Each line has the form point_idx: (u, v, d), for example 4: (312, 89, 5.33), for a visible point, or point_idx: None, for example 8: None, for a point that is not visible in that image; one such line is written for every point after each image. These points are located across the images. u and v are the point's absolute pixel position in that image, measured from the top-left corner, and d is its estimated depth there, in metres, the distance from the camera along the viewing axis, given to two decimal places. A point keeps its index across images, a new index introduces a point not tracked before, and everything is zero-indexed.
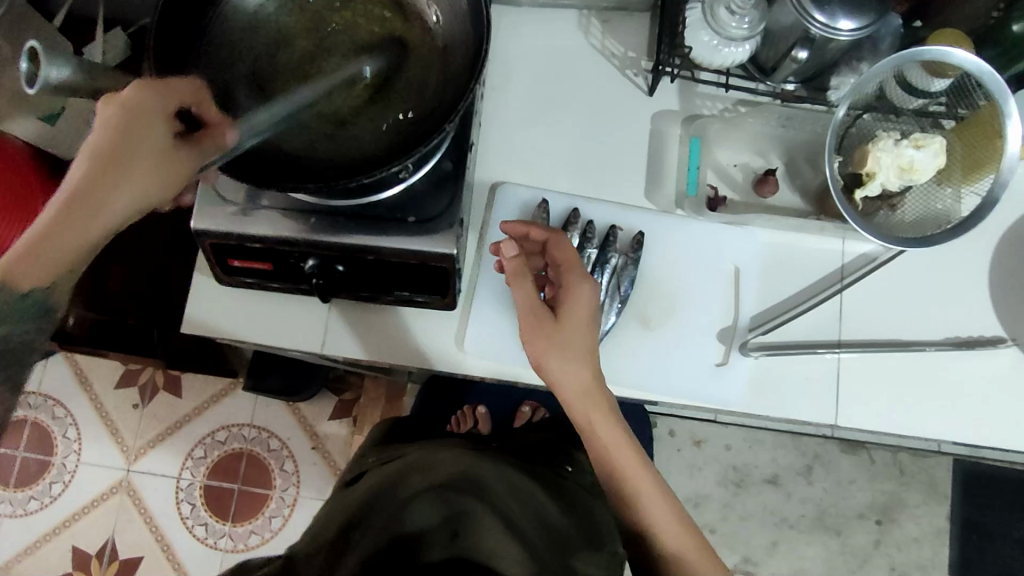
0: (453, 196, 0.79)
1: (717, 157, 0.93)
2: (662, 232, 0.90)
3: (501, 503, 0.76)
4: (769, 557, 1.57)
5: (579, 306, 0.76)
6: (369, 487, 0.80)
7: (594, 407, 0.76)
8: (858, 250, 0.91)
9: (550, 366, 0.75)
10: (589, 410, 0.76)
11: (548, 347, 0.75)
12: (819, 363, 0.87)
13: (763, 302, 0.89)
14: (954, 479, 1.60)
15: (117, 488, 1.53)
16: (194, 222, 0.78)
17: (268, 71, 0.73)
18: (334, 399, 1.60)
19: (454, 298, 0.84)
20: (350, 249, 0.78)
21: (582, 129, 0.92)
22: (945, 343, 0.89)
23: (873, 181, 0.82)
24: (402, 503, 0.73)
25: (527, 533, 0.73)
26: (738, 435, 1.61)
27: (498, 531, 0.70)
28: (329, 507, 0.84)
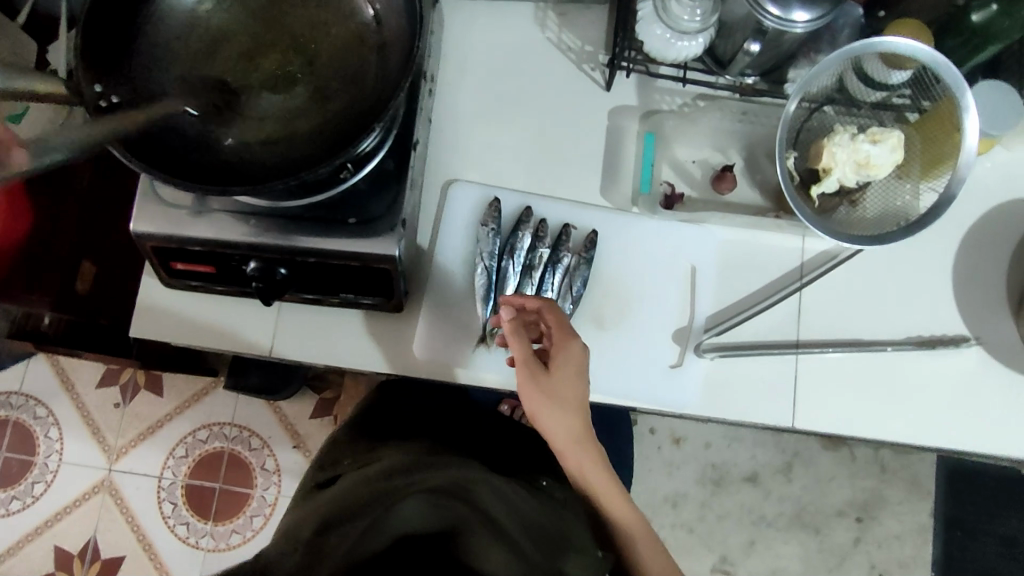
0: (396, 196, 0.77)
1: (675, 153, 0.91)
2: (618, 231, 0.88)
3: (497, 507, 0.66)
4: (746, 556, 1.56)
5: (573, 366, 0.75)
6: (351, 485, 0.69)
7: (586, 455, 0.76)
8: (819, 248, 0.89)
9: (541, 416, 0.75)
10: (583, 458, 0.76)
11: (549, 408, 0.75)
12: (779, 364, 0.85)
13: (720, 302, 0.87)
14: (937, 475, 1.59)
15: (99, 488, 1.52)
16: (136, 224, 0.77)
17: (201, 71, 0.72)
18: (313, 398, 1.59)
19: (401, 303, 0.83)
20: (292, 250, 0.76)
21: (539, 125, 0.90)
22: (906, 342, 0.87)
23: (829, 177, 0.80)
24: (391, 500, 0.63)
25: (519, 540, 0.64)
26: (718, 432, 1.60)
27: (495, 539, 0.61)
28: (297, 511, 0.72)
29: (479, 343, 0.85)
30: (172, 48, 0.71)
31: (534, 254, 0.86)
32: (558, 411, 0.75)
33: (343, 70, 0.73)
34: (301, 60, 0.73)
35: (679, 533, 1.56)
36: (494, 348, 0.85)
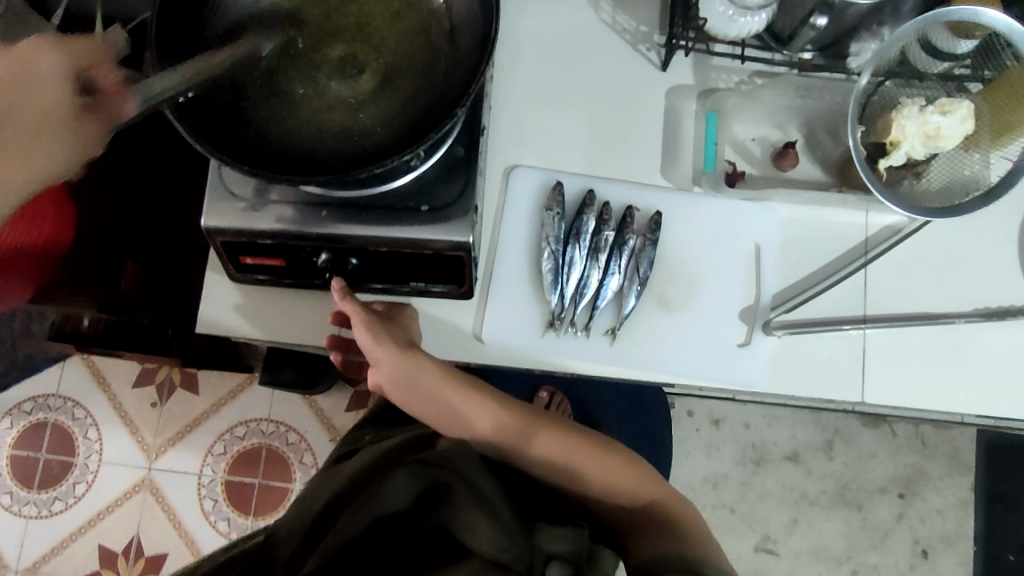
0: (466, 181, 0.77)
1: (734, 132, 0.90)
2: (680, 212, 0.88)
3: (486, 481, 0.67)
4: (789, 534, 1.56)
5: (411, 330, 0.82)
6: (362, 464, 0.76)
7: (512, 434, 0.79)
8: (882, 222, 0.88)
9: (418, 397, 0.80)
10: (535, 436, 0.78)
11: (410, 394, 0.80)
12: (843, 339, 0.85)
13: (785, 279, 0.87)
14: (978, 450, 1.58)
15: (139, 486, 1.54)
16: (204, 220, 0.77)
17: (270, 62, 0.71)
18: (350, 391, 1.59)
19: (471, 287, 0.83)
20: (364, 241, 0.76)
21: (592, 108, 0.89)
22: (974, 313, 0.86)
23: (898, 150, 0.80)
24: (377, 482, 0.69)
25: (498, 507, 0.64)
26: (757, 412, 1.60)
27: (475, 510, 0.62)
28: (322, 477, 0.82)
29: (546, 329, 0.85)
30: (240, 40, 0.71)
31: (600, 237, 0.87)
32: (431, 390, 0.80)
33: (410, 57, 0.73)
34: (368, 48, 0.73)
35: (720, 513, 1.56)
36: (562, 333, 0.85)
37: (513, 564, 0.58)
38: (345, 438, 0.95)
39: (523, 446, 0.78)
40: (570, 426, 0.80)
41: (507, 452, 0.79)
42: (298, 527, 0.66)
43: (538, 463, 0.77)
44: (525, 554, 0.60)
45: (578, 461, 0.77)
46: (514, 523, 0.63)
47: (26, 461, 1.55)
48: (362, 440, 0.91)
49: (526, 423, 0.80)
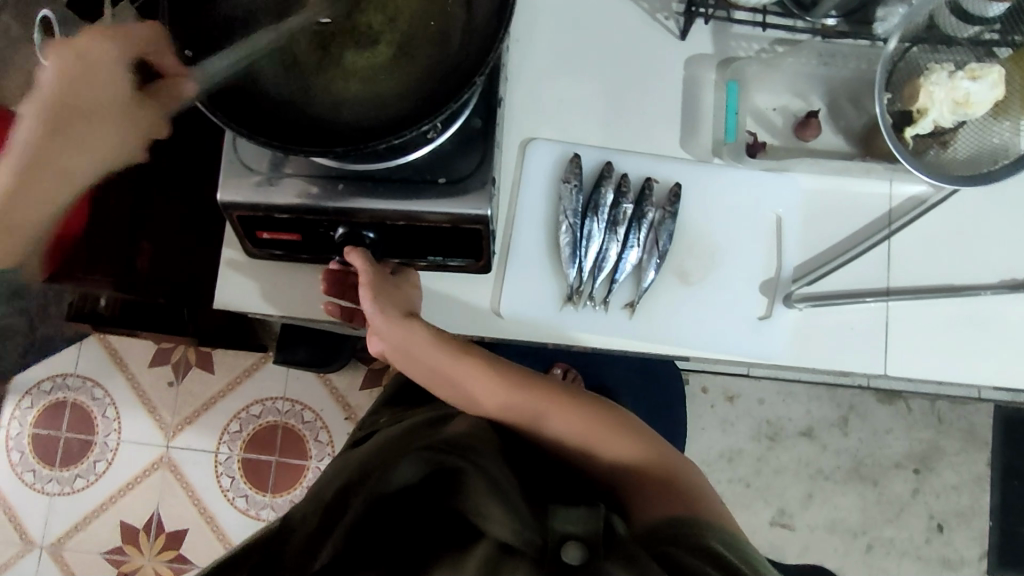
0: (483, 153, 0.76)
1: (755, 102, 0.89)
2: (699, 183, 0.86)
3: (497, 469, 0.69)
4: (804, 510, 1.56)
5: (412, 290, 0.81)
6: (372, 449, 0.76)
7: (520, 412, 0.78)
8: (906, 192, 0.86)
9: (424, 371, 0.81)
10: (534, 406, 0.77)
11: (412, 363, 0.80)
12: (866, 311, 0.84)
13: (807, 252, 0.86)
14: (995, 425, 1.57)
15: (158, 464, 1.56)
16: (221, 195, 0.76)
17: (282, 33, 0.70)
18: (363, 368, 1.60)
19: (489, 261, 0.82)
20: (381, 214, 0.75)
21: (609, 79, 0.88)
22: (998, 285, 0.85)
23: (925, 118, 0.78)
24: (387, 467, 0.69)
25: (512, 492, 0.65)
26: (771, 389, 1.59)
27: (487, 494, 0.63)
28: (336, 461, 0.82)
29: (565, 303, 0.85)
30: (252, 10, 0.69)
31: (618, 210, 0.86)
32: (433, 361, 0.79)
33: (425, 26, 0.72)
34: (381, 18, 0.71)
35: (734, 489, 1.57)
36: (580, 307, 0.85)
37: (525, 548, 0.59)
38: (366, 418, 0.95)
39: (526, 415, 0.78)
40: (571, 397, 0.78)
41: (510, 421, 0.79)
42: (314, 510, 0.65)
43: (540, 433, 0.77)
44: (538, 537, 0.60)
45: (579, 432, 0.76)
46: (526, 509, 0.63)
47: (47, 440, 1.57)
48: (381, 421, 0.91)
49: (527, 392, 0.78)
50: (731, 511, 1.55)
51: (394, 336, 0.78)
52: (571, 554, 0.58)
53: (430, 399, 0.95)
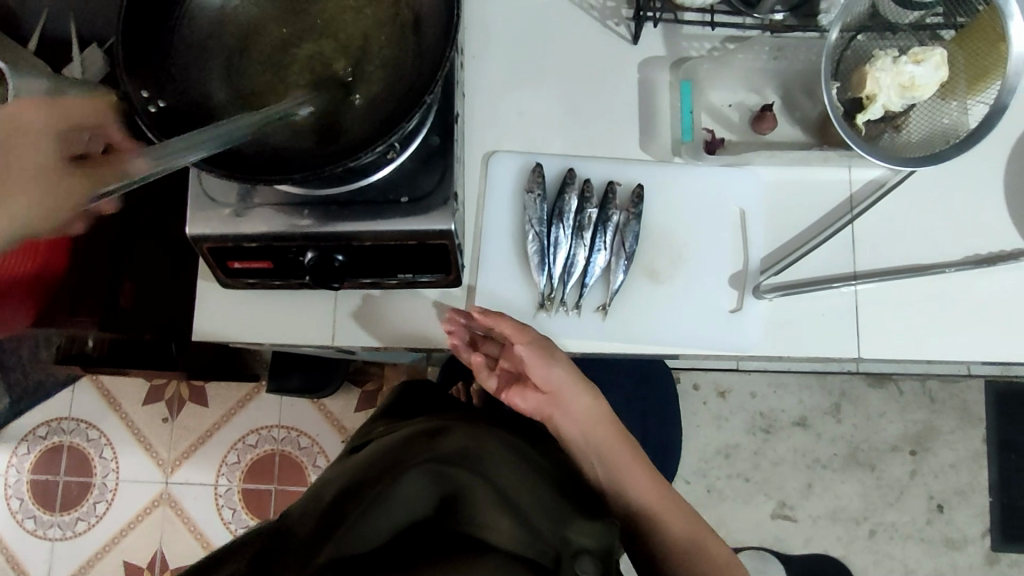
0: (444, 170, 0.77)
1: (710, 99, 0.90)
2: (661, 183, 0.88)
3: (503, 476, 0.68)
4: (805, 499, 1.57)
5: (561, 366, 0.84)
6: (371, 454, 0.74)
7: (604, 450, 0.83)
8: (865, 177, 0.88)
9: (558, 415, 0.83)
10: (607, 446, 0.83)
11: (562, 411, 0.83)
12: (837, 297, 0.85)
13: (773, 243, 0.87)
14: (987, 401, 1.58)
15: (158, 501, 1.56)
16: (190, 229, 0.77)
17: (239, 68, 0.72)
18: (356, 391, 1.61)
19: (458, 275, 0.83)
20: (347, 235, 0.76)
21: (567, 88, 0.89)
22: (965, 262, 0.86)
23: (874, 104, 0.79)
24: (392, 472, 0.67)
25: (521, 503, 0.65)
26: (762, 381, 1.60)
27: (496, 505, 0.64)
28: (327, 471, 0.78)
29: (538, 310, 0.85)
30: (207, 46, 0.71)
31: (583, 215, 0.88)
32: (572, 392, 0.82)
33: (379, 51, 0.73)
34: (335, 45, 0.73)
35: (734, 483, 1.57)
36: (554, 313, 0.86)
37: (537, 559, 0.61)
38: (355, 433, 0.96)
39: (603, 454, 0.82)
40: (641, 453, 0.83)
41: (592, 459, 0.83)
42: (311, 517, 0.63)
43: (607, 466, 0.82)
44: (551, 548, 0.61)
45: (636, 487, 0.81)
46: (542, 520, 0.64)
47: (45, 486, 1.56)
48: (369, 435, 0.91)
49: (596, 424, 0.84)
50: (732, 506, 1.56)
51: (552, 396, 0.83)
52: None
53: (416, 415, 0.96)
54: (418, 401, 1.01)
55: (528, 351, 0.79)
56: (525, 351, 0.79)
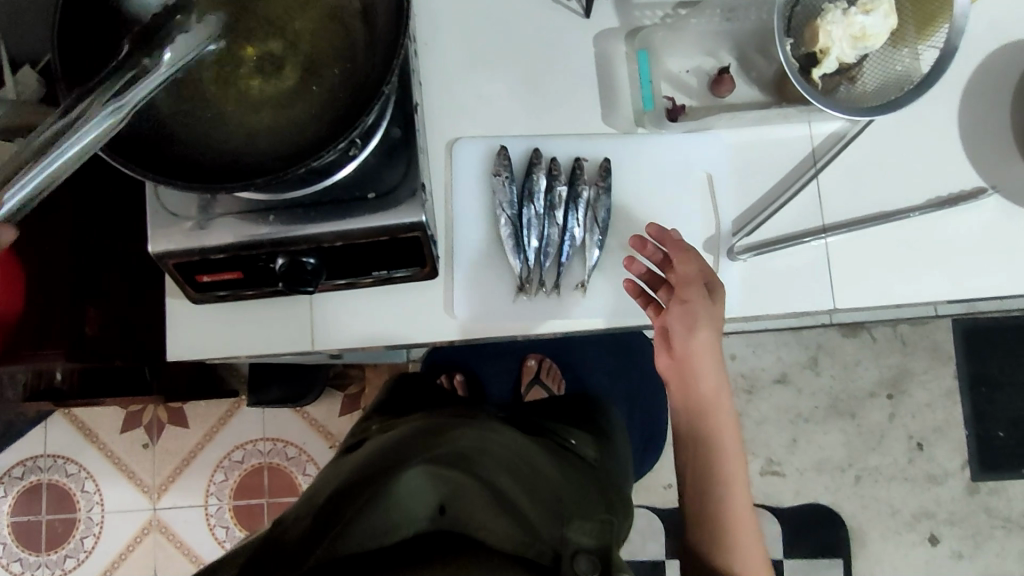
0: (408, 162, 0.76)
1: (668, 67, 0.89)
2: (628, 154, 0.88)
3: (498, 480, 0.66)
4: (791, 453, 1.62)
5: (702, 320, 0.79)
6: (369, 450, 0.72)
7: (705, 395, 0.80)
8: (827, 130, 0.89)
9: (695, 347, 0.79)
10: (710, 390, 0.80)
11: (698, 347, 0.79)
12: (808, 251, 0.87)
13: (743, 204, 0.88)
14: (956, 338, 1.64)
15: (148, 528, 1.54)
16: (151, 247, 0.75)
17: (184, 72, 0.69)
18: (339, 395, 1.59)
19: (434, 267, 0.81)
20: (316, 237, 0.75)
21: (525, 68, 0.88)
22: (927, 205, 0.88)
23: (829, 58, 0.80)
24: (388, 472, 0.64)
25: (520, 507, 0.63)
26: (741, 342, 1.64)
27: (490, 510, 0.61)
28: (330, 467, 0.78)
29: (518, 293, 0.85)
30: None
31: (553, 194, 0.87)
32: (704, 361, 0.79)
33: (329, 44, 0.71)
34: (283, 43, 0.71)
35: None
36: (533, 296, 0.85)
37: (537, 560, 0.60)
38: (354, 432, 0.93)
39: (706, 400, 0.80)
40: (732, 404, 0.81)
41: (694, 401, 0.80)
42: (303, 521, 0.62)
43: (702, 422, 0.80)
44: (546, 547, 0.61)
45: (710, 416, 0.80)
46: (534, 520, 0.62)
47: (29, 526, 1.55)
48: (368, 431, 0.88)
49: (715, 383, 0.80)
50: None
51: (688, 337, 0.79)
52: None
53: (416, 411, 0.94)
54: (410, 401, 1.01)
55: (695, 308, 0.78)
56: (684, 312, 0.78)
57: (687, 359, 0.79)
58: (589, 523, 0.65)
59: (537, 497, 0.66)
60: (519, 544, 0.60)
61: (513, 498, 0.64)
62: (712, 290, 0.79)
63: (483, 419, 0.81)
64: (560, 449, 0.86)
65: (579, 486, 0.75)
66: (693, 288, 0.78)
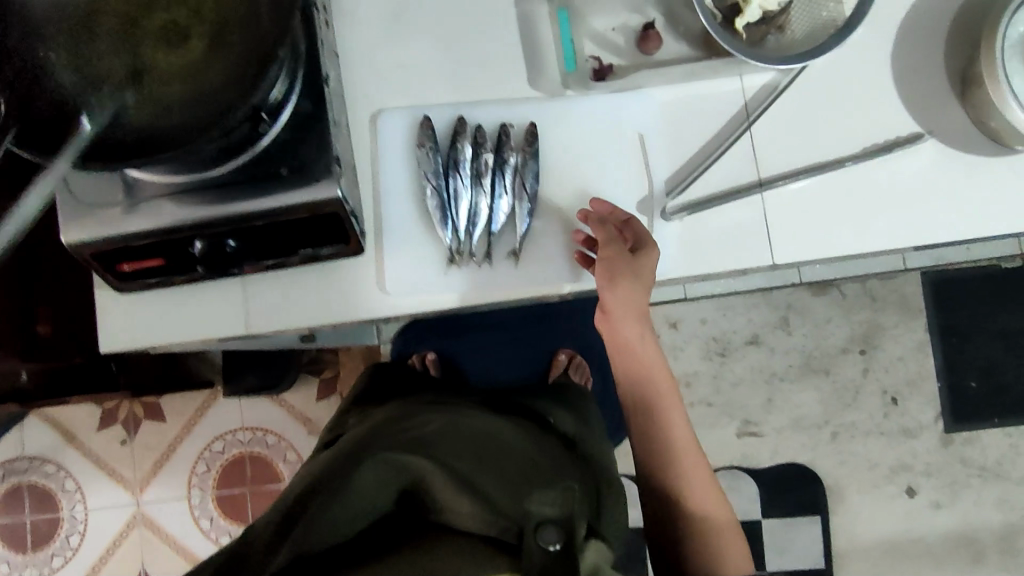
0: (320, 137, 0.75)
1: (592, 26, 0.87)
2: (556, 117, 0.86)
3: (461, 465, 0.66)
4: (767, 414, 1.62)
5: (638, 266, 0.79)
6: (342, 446, 0.73)
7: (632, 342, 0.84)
8: (757, 83, 0.87)
9: (617, 305, 0.81)
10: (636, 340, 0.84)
11: (626, 298, 0.80)
12: (745, 207, 0.85)
13: (674, 165, 0.86)
14: (924, 291, 1.63)
15: (133, 523, 1.55)
16: (66, 236, 0.73)
17: (78, 46, 0.61)
18: (316, 380, 1.59)
19: (359, 242, 0.80)
20: (233, 218, 0.73)
21: (445, 34, 0.86)
22: (866, 153, 0.87)
23: (750, 5, 0.78)
24: (354, 468, 0.64)
25: (485, 485, 0.63)
26: (711, 307, 1.64)
27: (455, 489, 0.61)
28: (312, 461, 0.80)
29: (449, 266, 0.83)
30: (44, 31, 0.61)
31: (480, 162, 0.85)
32: (625, 317, 0.82)
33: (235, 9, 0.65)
34: (184, 8, 0.63)
35: (699, 410, 1.63)
36: (465, 266, 0.83)
37: (502, 537, 0.58)
38: (332, 424, 0.96)
39: (645, 379, 0.85)
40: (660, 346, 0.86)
41: (626, 353, 0.85)
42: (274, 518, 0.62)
43: (654, 423, 0.84)
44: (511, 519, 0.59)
45: (644, 362, 0.85)
46: (500, 496, 0.62)
47: (14, 527, 1.55)
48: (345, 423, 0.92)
49: (638, 332, 0.83)
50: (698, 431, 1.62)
51: (619, 289, 0.80)
52: (547, 538, 0.54)
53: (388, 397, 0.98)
54: (394, 386, 1.03)
55: (615, 259, 0.79)
56: (606, 265, 0.79)
57: (620, 309, 0.81)
58: (557, 489, 0.65)
59: (500, 476, 0.66)
60: (486, 522, 0.58)
61: (476, 478, 0.64)
62: (639, 250, 0.79)
63: (455, 407, 0.82)
64: (543, 428, 0.89)
65: (552, 461, 0.76)
66: (612, 246, 0.80)
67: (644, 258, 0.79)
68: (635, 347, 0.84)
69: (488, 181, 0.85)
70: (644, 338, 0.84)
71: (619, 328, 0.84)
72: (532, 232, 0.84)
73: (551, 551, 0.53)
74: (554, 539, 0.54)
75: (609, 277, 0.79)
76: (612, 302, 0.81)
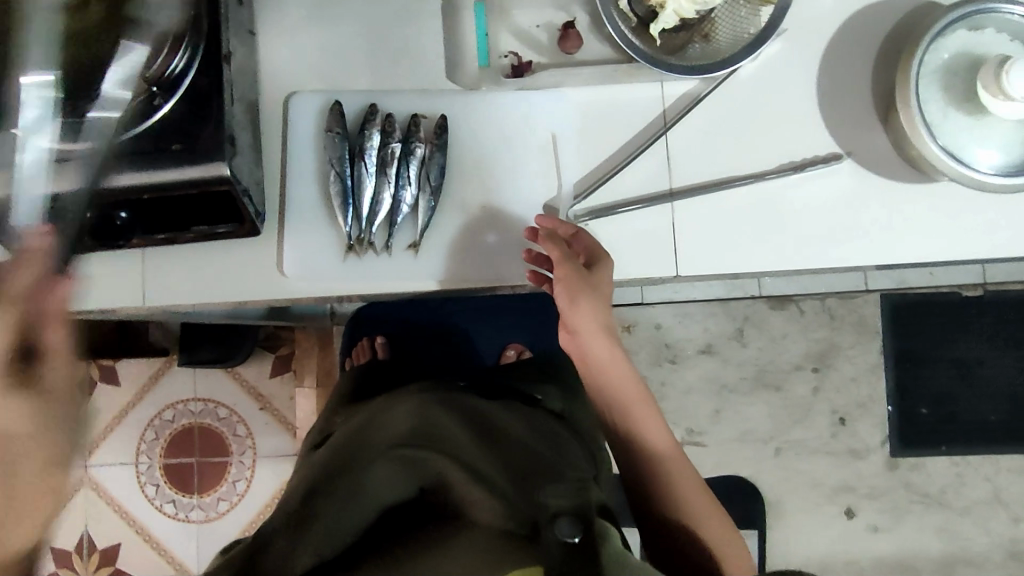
0: (217, 114, 0.73)
1: (515, 21, 0.86)
2: (469, 110, 0.85)
3: (474, 455, 0.60)
4: (714, 424, 1.60)
5: (597, 286, 0.78)
6: (348, 443, 0.69)
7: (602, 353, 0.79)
8: (678, 90, 0.85)
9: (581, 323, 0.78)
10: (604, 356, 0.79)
11: (589, 317, 0.78)
12: (654, 215, 0.84)
13: (585, 167, 0.85)
14: (883, 313, 1.61)
15: (79, 485, 1.56)
16: None
17: None
18: (271, 357, 1.58)
19: (253, 224, 0.80)
20: (117, 190, 0.71)
21: (366, 16, 0.85)
22: (782, 168, 0.85)
23: (665, 12, 0.77)
24: (360, 467, 0.59)
25: (494, 474, 0.57)
26: (667, 312, 1.62)
27: (467, 480, 0.55)
28: (310, 463, 0.76)
29: (347, 253, 0.83)
30: None
31: (387, 150, 0.83)
32: (592, 336, 0.78)
33: None
34: None
35: None
36: (364, 255, 0.84)
37: (515, 529, 0.51)
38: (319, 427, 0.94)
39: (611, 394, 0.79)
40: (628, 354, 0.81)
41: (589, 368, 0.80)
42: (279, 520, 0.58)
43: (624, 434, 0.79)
44: (523, 511, 0.53)
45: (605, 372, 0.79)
46: (511, 487, 0.56)
47: None
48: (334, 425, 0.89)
49: (608, 350, 0.79)
50: None
51: (579, 309, 0.77)
52: (564, 529, 0.48)
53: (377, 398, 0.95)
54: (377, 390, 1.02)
55: (570, 279, 0.77)
56: (563, 287, 0.77)
57: (582, 328, 0.78)
58: (574, 483, 0.59)
59: (508, 465, 0.60)
60: (500, 515, 0.52)
61: (487, 468, 0.58)
62: (593, 266, 0.79)
63: (459, 396, 0.77)
64: (537, 411, 0.85)
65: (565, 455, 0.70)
66: (566, 266, 0.77)
67: (600, 277, 0.78)
68: (600, 363, 0.79)
69: (394, 170, 0.83)
70: (613, 352, 0.79)
71: (586, 344, 0.79)
72: (435, 225, 0.84)
73: (570, 545, 0.47)
74: (573, 531, 0.47)
75: (564, 300, 0.78)
76: (578, 322, 0.78)
